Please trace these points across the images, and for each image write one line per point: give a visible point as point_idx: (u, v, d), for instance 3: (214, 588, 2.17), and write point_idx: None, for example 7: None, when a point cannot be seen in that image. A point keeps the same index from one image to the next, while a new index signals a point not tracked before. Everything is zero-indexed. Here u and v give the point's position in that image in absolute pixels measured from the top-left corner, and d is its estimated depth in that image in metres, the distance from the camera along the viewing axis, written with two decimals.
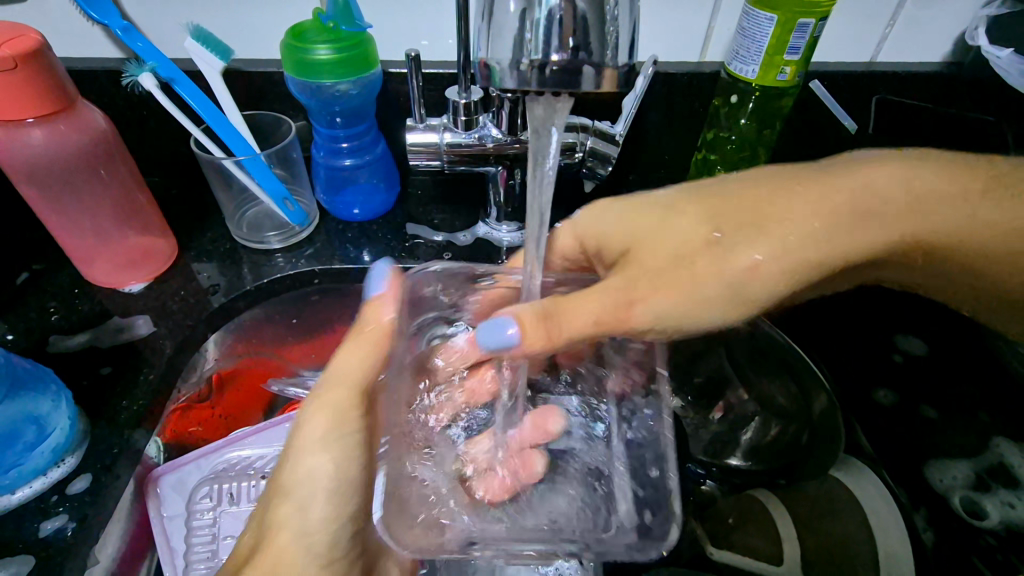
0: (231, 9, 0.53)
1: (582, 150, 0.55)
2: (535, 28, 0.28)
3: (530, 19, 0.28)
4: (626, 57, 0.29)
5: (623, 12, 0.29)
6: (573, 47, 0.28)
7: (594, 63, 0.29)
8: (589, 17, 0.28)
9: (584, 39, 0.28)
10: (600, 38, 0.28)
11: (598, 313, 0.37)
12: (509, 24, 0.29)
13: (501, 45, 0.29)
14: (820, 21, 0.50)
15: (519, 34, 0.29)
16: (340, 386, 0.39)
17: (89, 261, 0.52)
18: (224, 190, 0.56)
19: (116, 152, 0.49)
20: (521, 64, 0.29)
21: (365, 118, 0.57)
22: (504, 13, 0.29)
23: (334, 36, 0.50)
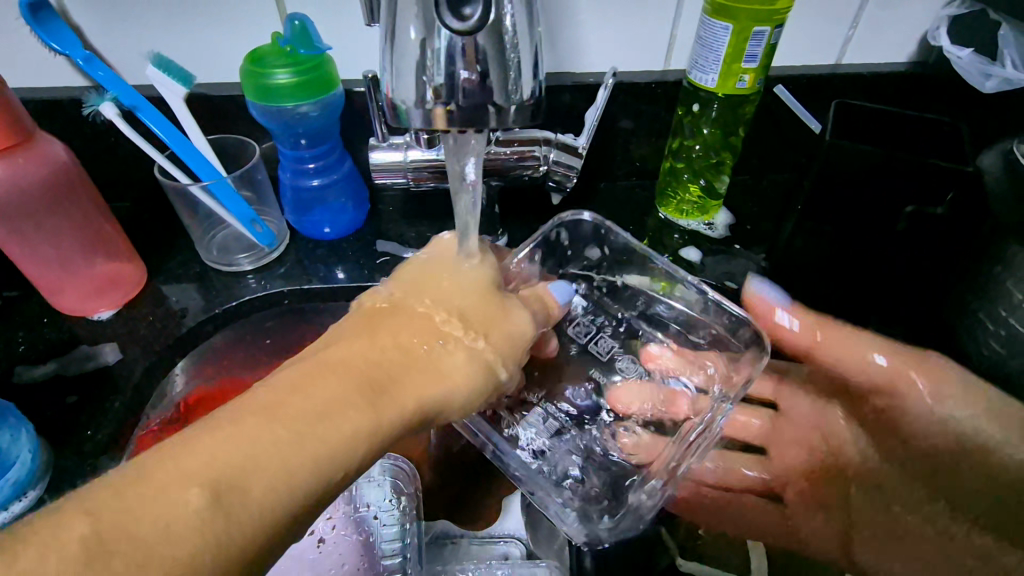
0: (191, 34, 0.54)
1: (547, 163, 0.55)
2: (436, 58, 0.29)
3: (431, 50, 0.29)
4: (529, 85, 0.30)
5: (524, 37, 0.29)
6: (474, 84, 0.29)
7: (497, 101, 0.29)
8: (487, 50, 0.28)
9: (488, 70, 0.29)
10: (501, 73, 0.29)
11: (852, 355, 0.48)
12: (411, 61, 0.29)
13: (406, 85, 0.30)
14: (776, 29, 0.50)
15: (419, 69, 0.29)
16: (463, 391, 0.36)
17: (56, 290, 0.52)
18: (191, 214, 0.56)
19: (78, 182, 0.50)
20: (426, 101, 0.30)
21: (331, 137, 0.57)
22: (405, 43, 0.29)
23: (292, 60, 0.50)
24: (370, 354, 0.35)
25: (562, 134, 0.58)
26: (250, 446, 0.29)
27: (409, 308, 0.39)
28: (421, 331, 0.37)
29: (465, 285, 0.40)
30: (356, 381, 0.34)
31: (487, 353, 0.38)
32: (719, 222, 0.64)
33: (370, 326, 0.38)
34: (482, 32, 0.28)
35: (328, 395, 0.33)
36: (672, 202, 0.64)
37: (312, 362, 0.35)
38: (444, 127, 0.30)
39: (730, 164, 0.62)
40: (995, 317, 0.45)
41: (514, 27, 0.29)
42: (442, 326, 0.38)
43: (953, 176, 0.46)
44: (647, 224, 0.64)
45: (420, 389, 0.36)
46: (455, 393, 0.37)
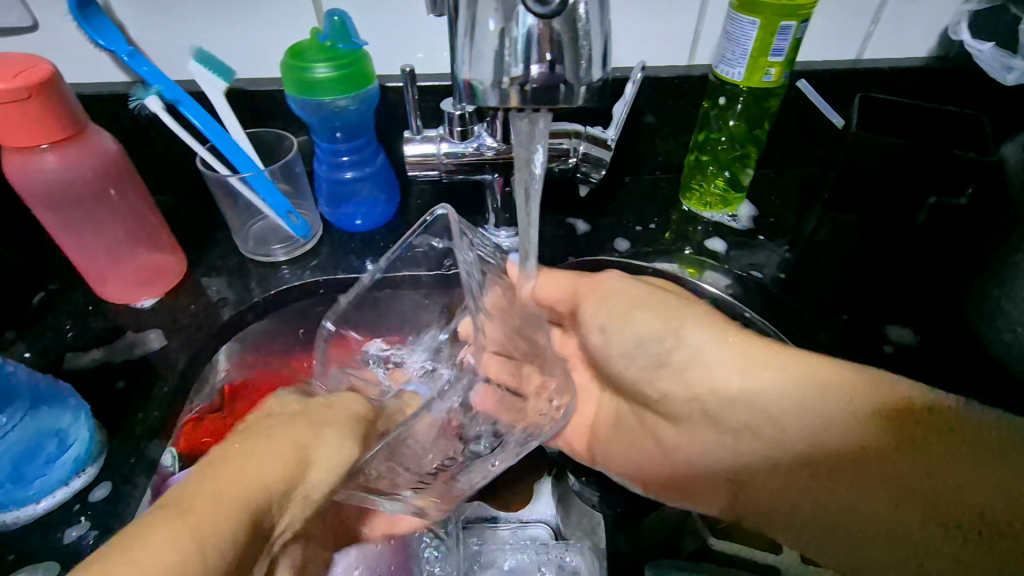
0: (233, 30, 0.55)
1: (576, 156, 0.57)
2: (515, 43, 0.30)
3: (509, 37, 0.30)
4: (600, 71, 0.31)
5: (596, 26, 0.31)
6: (549, 71, 0.30)
7: (569, 86, 0.31)
8: (562, 37, 0.30)
9: (561, 57, 0.30)
10: (574, 60, 0.30)
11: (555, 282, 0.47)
12: (489, 45, 0.31)
13: (483, 75, 0.31)
14: (802, 23, 0.52)
15: (497, 57, 0.31)
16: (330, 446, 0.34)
17: (103, 280, 0.54)
18: (230, 206, 0.58)
19: (126, 175, 0.51)
20: (503, 82, 0.31)
21: (365, 132, 0.59)
22: (484, 34, 0.31)
23: (332, 55, 0.52)
24: (246, 461, 0.31)
25: (589, 128, 0.59)
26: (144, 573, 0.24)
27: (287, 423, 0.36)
28: (287, 435, 0.34)
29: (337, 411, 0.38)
30: (234, 494, 0.29)
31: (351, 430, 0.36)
32: (742, 214, 0.65)
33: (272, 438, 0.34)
34: (558, 20, 0.30)
35: (200, 508, 0.28)
36: (696, 195, 0.66)
37: (192, 476, 0.30)
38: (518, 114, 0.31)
39: (755, 156, 0.64)
40: (1019, 304, 0.46)
41: (586, 13, 0.30)
42: (315, 415, 0.37)
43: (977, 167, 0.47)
44: (670, 217, 0.66)
45: (268, 473, 0.31)
46: (327, 469, 0.33)
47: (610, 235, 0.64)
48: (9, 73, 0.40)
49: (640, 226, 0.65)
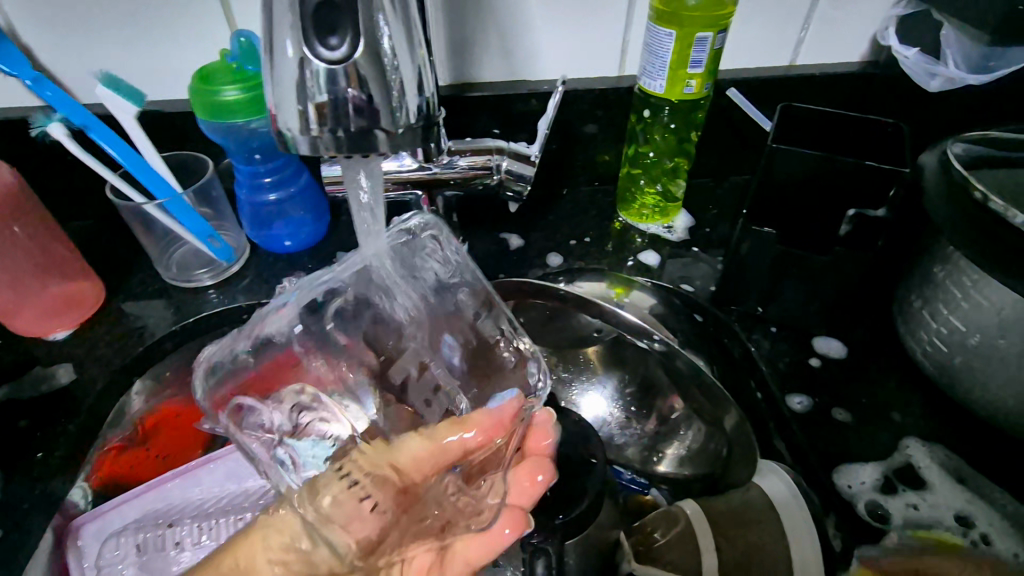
0: (142, 51, 0.54)
1: (498, 172, 0.55)
2: (315, 79, 0.30)
3: (311, 73, 0.30)
4: (416, 104, 0.32)
5: (406, 59, 0.32)
6: (362, 106, 0.31)
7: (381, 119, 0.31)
8: (366, 72, 0.30)
9: (371, 91, 0.31)
10: (385, 93, 0.31)
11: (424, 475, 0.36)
12: (289, 82, 0.31)
13: (289, 109, 0.31)
14: (719, 34, 0.51)
15: (298, 89, 0.30)
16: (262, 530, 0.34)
17: (11, 313, 0.52)
18: (147, 233, 0.57)
19: (26, 206, 0.50)
20: (311, 125, 0.31)
21: (284, 152, 0.57)
22: (284, 62, 0.30)
23: (240, 77, 0.50)
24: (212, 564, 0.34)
25: (516, 143, 0.58)
26: None
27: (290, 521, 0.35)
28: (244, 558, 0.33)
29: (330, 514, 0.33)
30: None
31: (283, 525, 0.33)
32: (678, 225, 0.64)
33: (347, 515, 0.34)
34: (361, 53, 0.30)
35: None
36: (633, 206, 0.65)
37: None
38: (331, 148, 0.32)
39: (686, 168, 0.63)
40: (937, 316, 0.46)
41: (394, 49, 0.31)
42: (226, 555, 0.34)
43: (893, 178, 0.46)
44: (607, 229, 0.65)
45: None
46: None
47: (544, 250, 0.63)
48: None
49: (574, 240, 0.64)
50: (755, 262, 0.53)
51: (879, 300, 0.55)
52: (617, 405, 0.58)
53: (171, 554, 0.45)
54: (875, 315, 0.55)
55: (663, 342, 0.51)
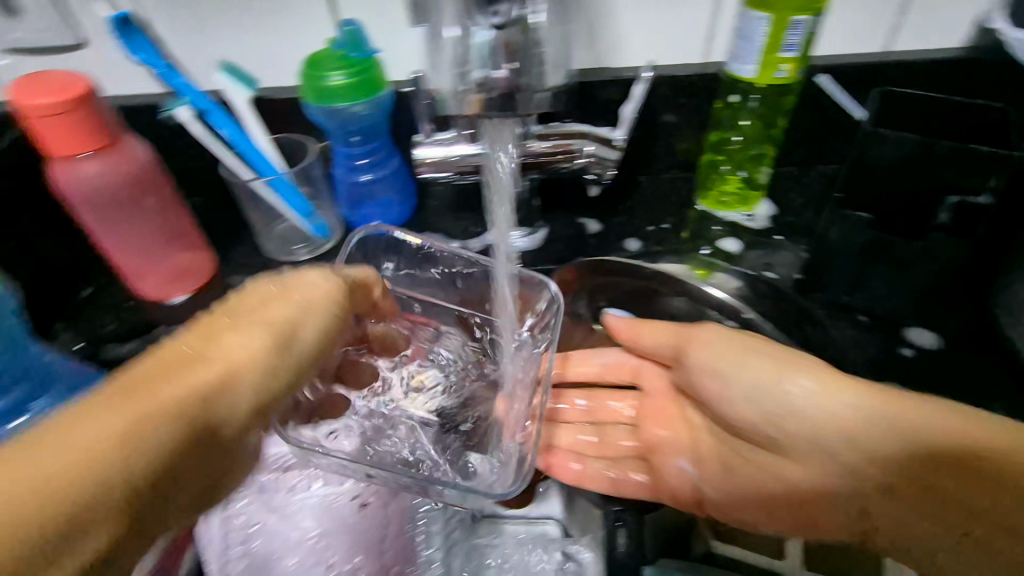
0: (255, 42, 0.58)
1: (584, 156, 0.57)
2: (474, 51, 0.36)
3: (471, 46, 0.36)
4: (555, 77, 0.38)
5: (542, 36, 0.36)
6: (513, 78, 0.36)
7: (521, 84, 0.36)
8: (518, 44, 0.36)
9: (513, 63, 0.36)
10: (531, 64, 0.36)
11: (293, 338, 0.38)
12: (451, 52, 0.36)
13: (444, 73, 0.37)
14: (815, 18, 0.50)
15: (460, 61, 0.36)
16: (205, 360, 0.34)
17: (139, 276, 0.58)
18: (255, 208, 0.61)
19: (159, 180, 0.55)
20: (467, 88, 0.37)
21: (379, 136, 0.61)
22: (447, 39, 0.36)
23: (346, 63, 0.54)
24: (166, 382, 0.32)
25: (600, 128, 0.59)
26: (99, 435, 0.28)
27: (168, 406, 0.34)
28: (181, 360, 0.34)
29: (229, 335, 0.37)
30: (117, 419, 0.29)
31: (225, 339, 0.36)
32: (759, 213, 0.64)
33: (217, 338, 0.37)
34: (505, 28, 0.35)
35: (98, 432, 0.28)
36: (712, 193, 0.65)
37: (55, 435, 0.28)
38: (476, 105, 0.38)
39: (771, 155, 0.62)
40: None
41: (538, 25, 0.36)
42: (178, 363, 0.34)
43: (1000, 164, 0.45)
44: (685, 215, 0.65)
45: (129, 403, 0.30)
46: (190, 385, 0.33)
47: (623, 234, 0.64)
48: (52, 88, 0.45)
49: (652, 225, 0.64)
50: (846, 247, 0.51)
51: (978, 295, 0.53)
52: None
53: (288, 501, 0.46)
54: (974, 309, 0.53)
55: (751, 322, 0.53)
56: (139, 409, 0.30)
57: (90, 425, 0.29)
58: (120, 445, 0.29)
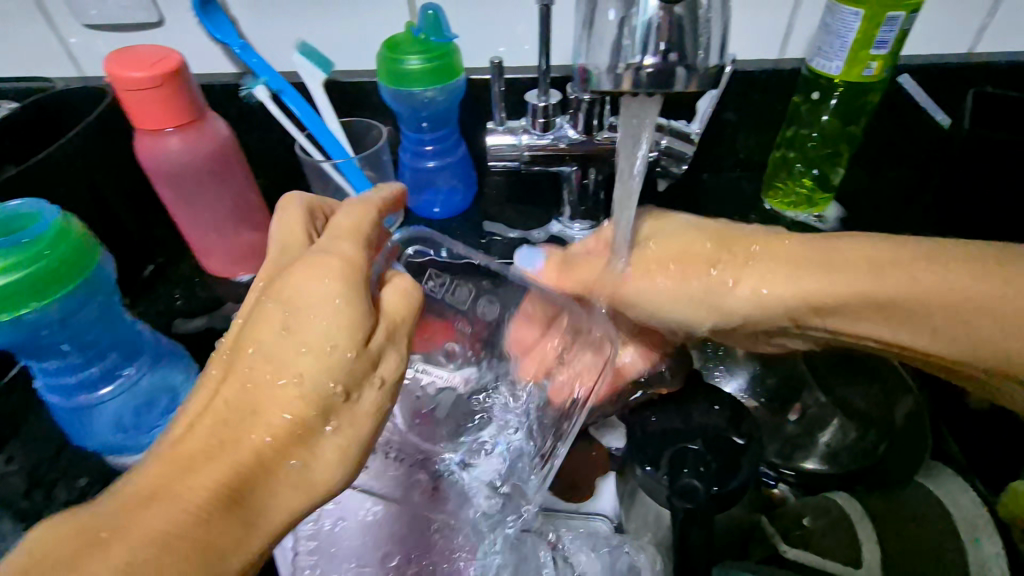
0: (332, 26, 0.59)
1: (657, 149, 0.56)
2: (634, 32, 0.31)
3: (629, 27, 0.31)
4: (719, 56, 0.31)
5: (717, 15, 0.31)
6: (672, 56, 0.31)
7: (688, 66, 0.31)
8: (686, 20, 0.30)
9: (680, 39, 0.30)
10: (696, 43, 0.30)
11: (344, 331, 0.31)
12: (609, 31, 0.32)
13: (600, 51, 0.32)
14: (911, 14, 0.49)
15: (616, 44, 0.31)
16: (272, 364, 0.30)
17: (208, 253, 0.59)
18: (323, 189, 0.62)
19: (236, 158, 0.55)
20: (618, 66, 0.32)
21: (449, 122, 0.61)
22: (605, 22, 0.32)
23: (425, 47, 0.54)
24: (248, 425, 0.29)
25: (672, 121, 0.58)
26: (173, 522, 0.25)
27: (144, 476, 0.27)
28: (259, 370, 0.30)
29: (271, 383, 0.30)
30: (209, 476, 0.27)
31: (294, 343, 0.30)
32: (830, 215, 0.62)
33: (227, 416, 0.29)
34: (679, 4, 0.30)
35: (205, 485, 0.27)
36: (780, 194, 0.64)
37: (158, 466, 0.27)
38: (634, 89, 0.32)
39: (847, 155, 0.61)
40: None
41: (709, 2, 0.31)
42: (250, 382, 0.30)
43: None
44: (750, 215, 0.64)
45: (226, 438, 0.28)
46: (267, 409, 0.29)
47: None
48: (144, 63, 0.45)
49: None
50: None
51: None
52: (748, 397, 0.54)
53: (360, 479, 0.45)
54: None
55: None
56: (231, 448, 0.28)
57: (180, 469, 0.27)
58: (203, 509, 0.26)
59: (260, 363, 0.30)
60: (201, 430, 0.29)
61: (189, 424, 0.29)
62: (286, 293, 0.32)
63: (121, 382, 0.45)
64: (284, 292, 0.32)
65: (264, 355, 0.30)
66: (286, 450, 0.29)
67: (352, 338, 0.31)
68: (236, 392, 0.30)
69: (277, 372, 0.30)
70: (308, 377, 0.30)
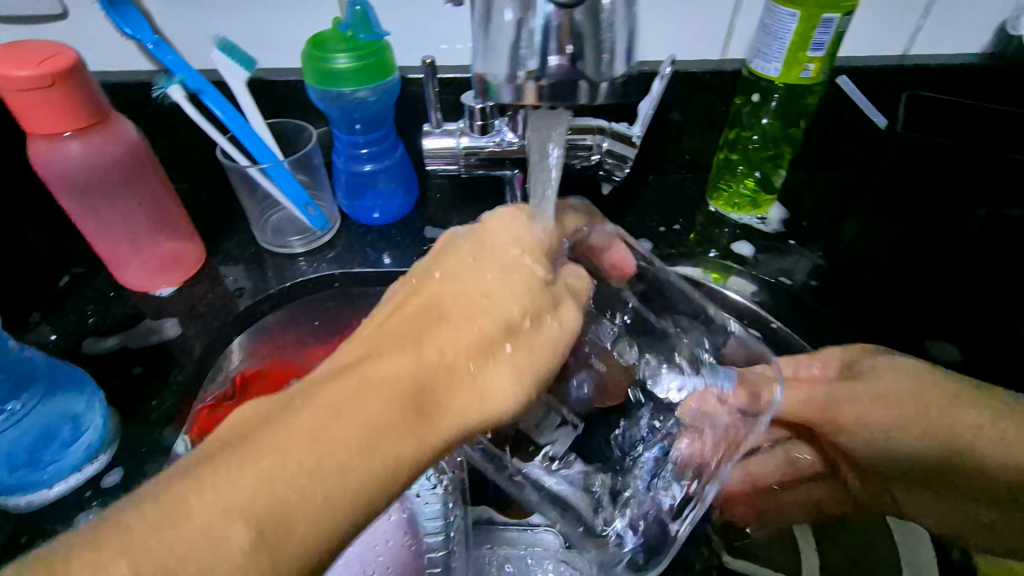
0: (256, 19, 0.55)
1: (600, 152, 0.54)
2: (531, 37, 0.29)
3: (526, 31, 0.29)
4: (623, 65, 0.30)
5: (622, 19, 0.29)
6: (567, 68, 0.29)
7: (590, 80, 0.29)
8: (585, 29, 0.28)
9: (581, 51, 0.29)
10: (596, 54, 0.29)
11: (530, 280, 0.33)
12: (505, 35, 0.30)
13: (498, 59, 0.30)
14: (846, 16, 0.48)
15: (512, 51, 0.29)
16: (468, 291, 0.33)
17: (123, 266, 0.54)
18: (249, 196, 0.58)
19: (147, 163, 0.51)
20: (517, 76, 0.30)
21: (384, 123, 0.58)
22: (500, 23, 0.30)
23: (353, 45, 0.51)
24: (416, 345, 0.31)
25: (614, 123, 0.57)
26: (251, 477, 0.25)
27: (347, 351, 0.32)
28: (467, 293, 0.33)
29: (460, 302, 0.33)
30: (379, 390, 0.29)
31: (489, 267, 0.34)
32: (772, 217, 0.63)
33: (420, 318, 0.33)
34: (579, 8, 0.28)
35: (354, 391, 0.29)
36: (724, 195, 0.63)
37: (309, 381, 0.31)
38: (534, 102, 0.30)
39: (789, 156, 0.61)
40: None
41: (611, 6, 0.29)
42: (434, 301, 0.33)
43: None
44: (696, 217, 0.63)
45: (397, 357, 0.31)
46: (449, 321, 0.32)
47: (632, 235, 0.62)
48: (32, 59, 0.41)
49: (664, 227, 0.62)
50: None
51: None
52: None
53: None
54: None
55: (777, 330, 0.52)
56: (378, 377, 0.30)
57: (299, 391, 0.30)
58: (268, 496, 0.25)
59: (447, 288, 0.33)
60: (373, 347, 0.32)
61: (356, 337, 0.33)
62: (485, 236, 0.36)
63: (9, 416, 0.42)
64: (521, 228, 0.35)
65: (448, 283, 0.34)
66: (466, 360, 0.31)
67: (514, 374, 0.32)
68: (415, 299, 0.34)
69: (462, 286, 0.33)
70: (496, 302, 0.32)
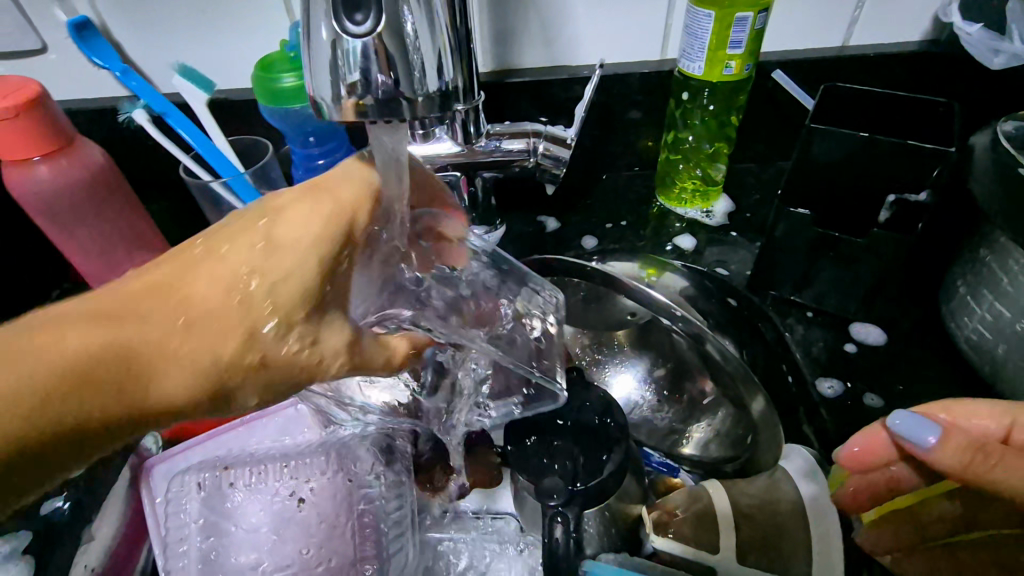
0: (215, 44, 0.59)
1: (535, 154, 0.57)
2: (347, 57, 0.33)
3: (342, 52, 0.33)
4: (435, 81, 0.35)
5: (427, 44, 0.35)
6: (389, 86, 0.33)
7: (408, 95, 0.34)
8: (394, 52, 0.33)
9: (397, 72, 0.34)
10: (408, 72, 0.34)
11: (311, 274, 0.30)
12: (323, 54, 0.33)
13: (321, 80, 0.34)
14: (760, 14, 0.50)
15: (332, 68, 0.33)
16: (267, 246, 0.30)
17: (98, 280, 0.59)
18: (213, 209, 0.62)
19: (113, 182, 0.56)
20: (341, 93, 0.33)
21: (335, 135, 0.62)
22: (318, 44, 0.33)
23: (297, 65, 0.54)
24: (202, 282, 0.30)
25: (553, 126, 0.59)
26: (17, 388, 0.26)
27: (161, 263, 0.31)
28: (244, 263, 0.30)
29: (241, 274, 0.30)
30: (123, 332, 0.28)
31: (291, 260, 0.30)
32: (718, 210, 0.64)
33: (206, 270, 0.31)
34: (386, 34, 0.33)
35: (113, 307, 0.29)
36: (672, 192, 0.65)
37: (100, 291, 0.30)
38: (359, 118, 0.34)
39: (726, 153, 0.64)
40: (982, 301, 0.44)
41: (414, 33, 0.34)
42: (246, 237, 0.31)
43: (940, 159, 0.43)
44: (644, 213, 0.65)
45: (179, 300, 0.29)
46: (227, 291, 0.30)
47: (579, 232, 0.64)
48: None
49: (610, 224, 0.65)
50: (788, 245, 0.50)
51: (926, 291, 0.52)
52: (649, 390, 0.51)
53: (234, 490, 0.45)
54: (922, 309, 0.52)
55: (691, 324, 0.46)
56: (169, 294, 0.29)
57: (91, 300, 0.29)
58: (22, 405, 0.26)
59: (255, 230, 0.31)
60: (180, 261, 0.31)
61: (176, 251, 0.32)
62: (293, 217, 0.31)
63: None
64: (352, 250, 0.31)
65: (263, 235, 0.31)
66: (234, 340, 0.30)
67: (268, 257, 0.30)
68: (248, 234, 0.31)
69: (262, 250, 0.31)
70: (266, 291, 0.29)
